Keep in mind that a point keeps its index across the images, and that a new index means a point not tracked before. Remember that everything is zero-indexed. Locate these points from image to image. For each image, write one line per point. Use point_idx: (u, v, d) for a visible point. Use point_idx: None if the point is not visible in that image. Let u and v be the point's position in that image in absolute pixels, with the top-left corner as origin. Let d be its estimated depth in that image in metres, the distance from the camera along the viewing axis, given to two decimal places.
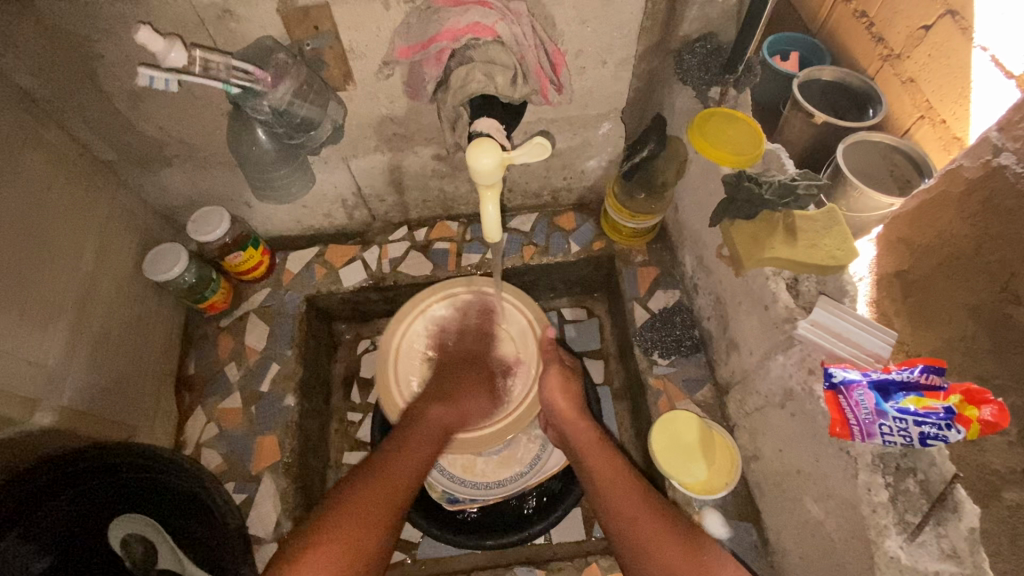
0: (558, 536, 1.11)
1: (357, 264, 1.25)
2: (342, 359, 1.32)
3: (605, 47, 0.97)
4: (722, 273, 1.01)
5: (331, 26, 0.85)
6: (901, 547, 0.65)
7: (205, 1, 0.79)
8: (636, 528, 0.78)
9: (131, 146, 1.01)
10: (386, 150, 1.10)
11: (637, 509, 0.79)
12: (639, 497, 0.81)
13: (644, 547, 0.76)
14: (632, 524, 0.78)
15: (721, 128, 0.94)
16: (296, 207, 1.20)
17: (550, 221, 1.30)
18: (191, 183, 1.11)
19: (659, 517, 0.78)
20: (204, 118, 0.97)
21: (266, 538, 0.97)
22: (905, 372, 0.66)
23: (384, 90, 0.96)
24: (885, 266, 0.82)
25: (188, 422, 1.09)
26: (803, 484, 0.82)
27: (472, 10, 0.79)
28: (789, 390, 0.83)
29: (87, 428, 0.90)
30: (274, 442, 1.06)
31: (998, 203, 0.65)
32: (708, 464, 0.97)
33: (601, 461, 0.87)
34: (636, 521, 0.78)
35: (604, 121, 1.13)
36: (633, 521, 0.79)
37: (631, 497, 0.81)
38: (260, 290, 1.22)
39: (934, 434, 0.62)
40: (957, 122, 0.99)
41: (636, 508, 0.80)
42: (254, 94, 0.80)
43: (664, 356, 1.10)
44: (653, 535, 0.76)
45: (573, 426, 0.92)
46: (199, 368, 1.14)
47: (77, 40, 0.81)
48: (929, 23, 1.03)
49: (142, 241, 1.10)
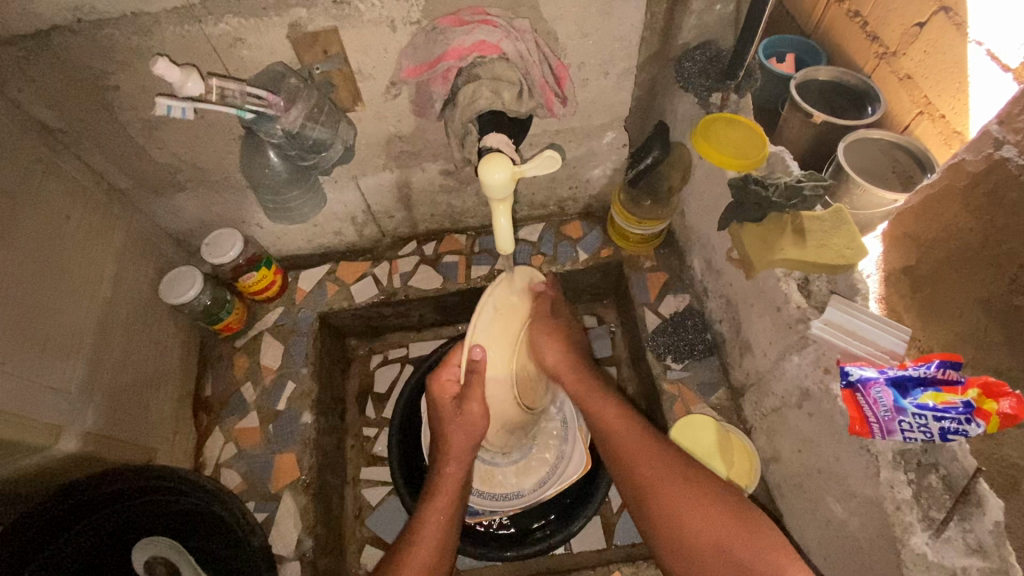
0: (578, 545, 1.09)
1: (368, 280, 1.27)
2: (356, 375, 1.33)
3: (607, 59, 0.99)
4: (732, 276, 1.01)
5: (339, 49, 0.86)
6: (926, 543, 0.65)
7: (217, 30, 0.81)
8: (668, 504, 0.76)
9: (146, 174, 1.03)
10: (394, 168, 1.12)
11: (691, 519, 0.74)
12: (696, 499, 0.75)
13: (685, 538, 0.74)
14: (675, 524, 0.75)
15: (724, 134, 0.95)
16: (307, 227, 1.22)
17: (557, 230, 1.32)
18: (203, 207, 1.12)
19: (697, 494, 0.76)
20: (217, 143, 0.98)
21: (289, 556, 0.98)
22: (922, 368, 0.66)
23: (391, 109, 0.98)
24: (892, 262, 0.82)
25: (207, 443, 1.10)
26: (824, 483, 0.82)
27: (477, 30, 0.81)
28: (805, 390, 0.83)
29: (109, 452, 0.90)
30: (293, 459, 1.06)
31: (1002, 194, 0.65)
32: (727, 467, 0.94)
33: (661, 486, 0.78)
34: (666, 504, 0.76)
35: (607, 131, 1.14)
36: (656, 489, 0.78)
37: (664, 479, 0.78)
38: (273, 309, 1.23)
39: (954, 429, 0.62)
40: (957, 116, 1.00)
41: (665, 481, 0.78)
42: (269, 119, 0.82)
43: (677, 361, 1.11)
44: (701, 526, 0.73)
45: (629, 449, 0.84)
46: (216, 390, 1.15)
47: (94, 73, 0.83)
48: (922, 20, 1.05)
49: (157, 265, 1.11)
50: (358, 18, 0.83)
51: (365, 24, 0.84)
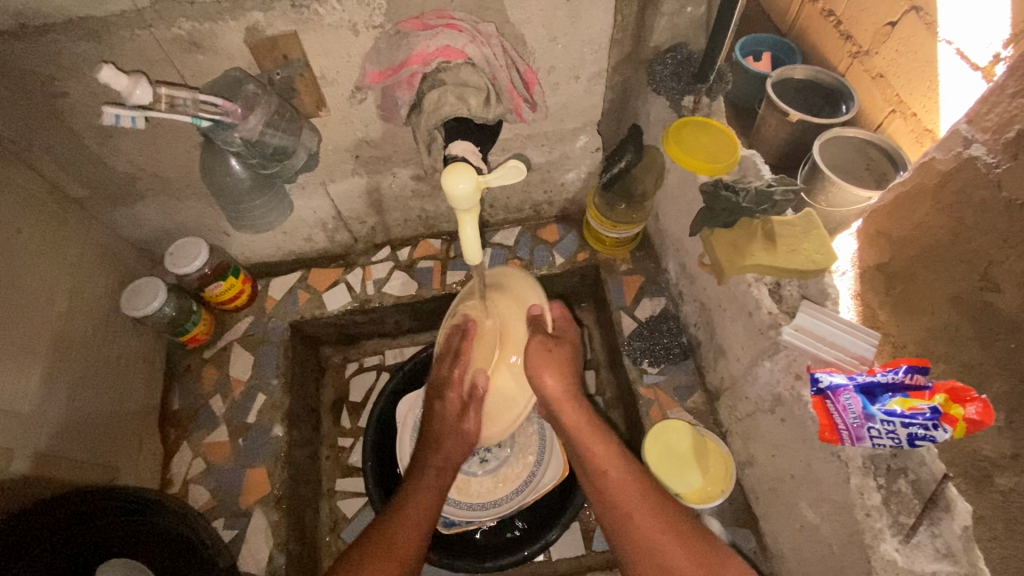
0: (557, 552, 1.07)
1: (341, 287, 1.24)
2: (330, 385, 1.30)
3: (577, 62, 0.97)
4: (706, 281, 1.01)
5: (300, 54, 0.84)
6: (897, 549, 0.65)
7: (170, 35, 0.78)
8: (640, 531, 0.74)
9: (103, 183, 1.00)
10: (364, 173, 1.10)
11: (658, 537, 0.73)
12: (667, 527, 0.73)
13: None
14: (633, 528, 0.75)
15: (695, 138, 0.94)
16: (276, 234, 1.19)
17: (533, 235, 1.30)
18: (167, 215, 1.09)
19: (678, 538, 0.72)
20: (177, 150, 0.95)
21: (259, 574, 0.95)
22: (890, 373, 0.66)
23: (358, 114, 0.96)
24: (865, 259, 0.80)
25: (174, 458, 1.07)
26: (797, 488, 0.82)
27: (441, 34, 0.78)
28: (778, 396, 0.83)
29: (64, 473, 0.87)
30: (264, 474, 1.04)
31: (970, 194, 0.64)
32: (702, 473, 0.94)
33: (639, 505, 0.76)
34: (630, 516, 0.75)
35: (581, 134, 1.13)
36: (630, 519, 0.75)
37: (640, 503, 0.76)
38: (242, 319, 1.20)
39: (922, 435, 0.61)
40: (927, 115, 1.01)
41: (638, 505, 0.76)
42: (224, 126, 0.79)
43: (653, 364, 1.10)
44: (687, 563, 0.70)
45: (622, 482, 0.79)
46: (183, 403, 1.12)
47: (42, 79, 0.80)
48: (894, 20, 1.04)
49: (118, 277, 1.08)
50: (319, 22, 0.81)
51: (326, 27, 0.82)
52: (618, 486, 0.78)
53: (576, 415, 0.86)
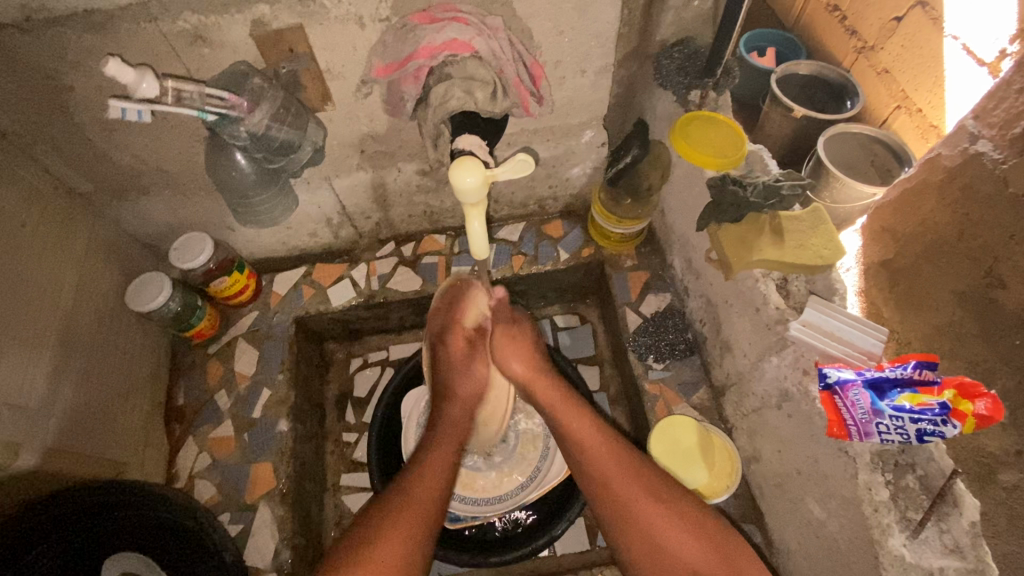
0: (560, 547, 1.08)
1: (345, 283, 1.24)
2: (335, 380, 1.30)
3: (583, 56, 0.97)
4: (712, 276, 1.01)
5: (306, 47, 0.84)
6: (904, 545, 0.65)
7: (175, 28, 0.78)
8: (631, 509, 0.75)
9: (107, 177, 0.99)
10: (368, 168, 1.09)
11: (653, 517, 0.73)
12: (658, 506, 0.74)
13: (664, 553, 0.72)
14: (623, 510, 0.75)
15: (703, 133, 0.94)
16: (280, 229, 1.19)
17: (538, 230, 1.30)
18: (172, 210, 1.09)
19: (662, 508, 0.74)
20: (182, 144, 0.95)
21: (266, 568, 0.95)
22: (898, 369, 0.65)
23: (364, 109, 0.96)
24: (871, 255, 0.79)
25: (180, 453, 1.07)
26: (804, 484, 0.82)
27: (448, 27, 0.78)
28: (785, 391, 0.83)
29: (71, 466, 0.87)
30: (270, 469, 1.04)
31: (978, 189, 0.64)
32: (707, 468, 0.94)
33: (625, 482, 0.77)
34: (613, 490, 0.77)
35: (586, 129, 1.13)
36: (617, 496, 0.76)
37: (631, 478, 0.77)
38: (247, 315, 1.20)
39: (931, 431, 0.61)
40: (933, 111, 1.00)
41: (627, 485, 0.76)
42: (230, 120, 0.79)
43: (659, 360, 1.10)
44: (690, 548, 0.71)
45: (601, 454, 0.80)
46: (188, 398, 1.12)
47: (47, 73, 0.80)
48: (899, 15, 1.04)
49: (123, 272, 1.08)
50: (324, 15, 0.80)
51: (331, 21, 0.81)
52: (606, 469, 0.79)
53: (556, 388, 0.88)
